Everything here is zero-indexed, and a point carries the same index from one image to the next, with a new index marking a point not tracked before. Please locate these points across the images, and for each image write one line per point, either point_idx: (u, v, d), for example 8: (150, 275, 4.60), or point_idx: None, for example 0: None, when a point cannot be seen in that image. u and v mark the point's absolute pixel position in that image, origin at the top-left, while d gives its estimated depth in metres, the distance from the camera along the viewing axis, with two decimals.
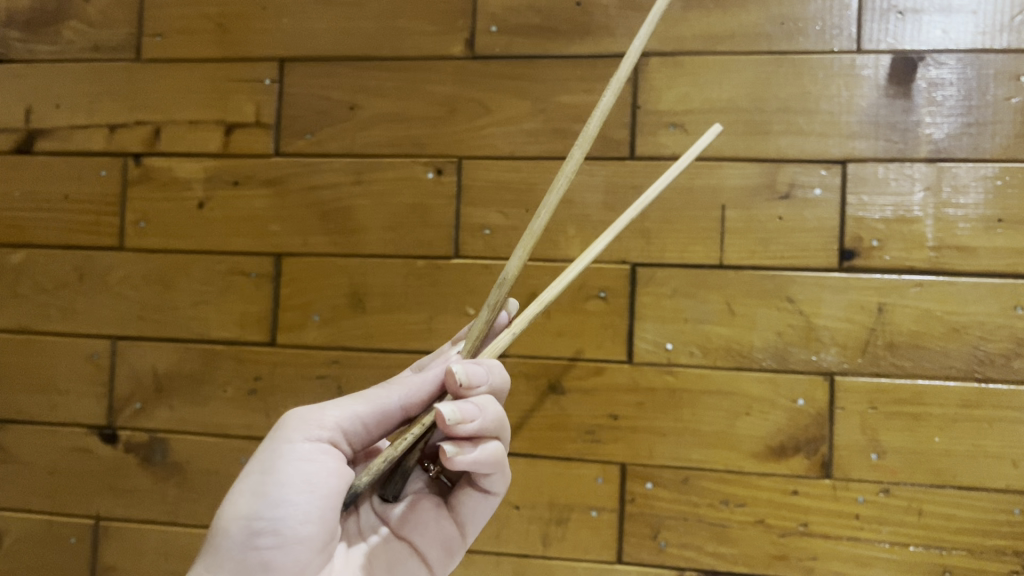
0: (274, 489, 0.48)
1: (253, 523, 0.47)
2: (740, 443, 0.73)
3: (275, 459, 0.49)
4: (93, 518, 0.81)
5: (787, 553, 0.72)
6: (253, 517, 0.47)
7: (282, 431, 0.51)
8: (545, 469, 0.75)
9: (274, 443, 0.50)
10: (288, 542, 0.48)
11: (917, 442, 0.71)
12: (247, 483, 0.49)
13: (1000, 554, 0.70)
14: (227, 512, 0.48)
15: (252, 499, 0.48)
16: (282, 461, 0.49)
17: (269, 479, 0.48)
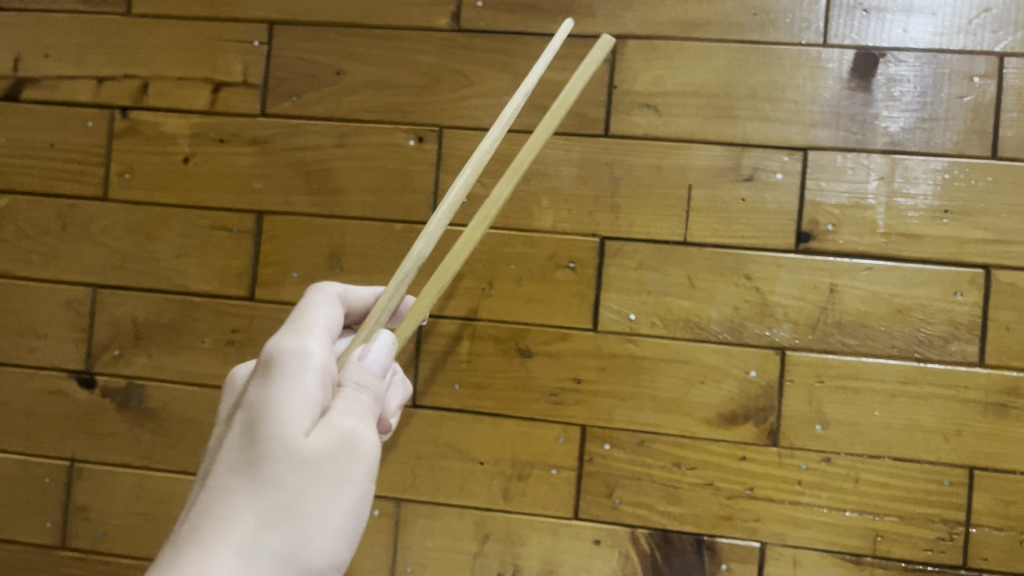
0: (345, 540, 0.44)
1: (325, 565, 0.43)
2: (694, 409, 0.77)
3: (359, 503, 0.44)
4: (67, 460, 0.83)
5: (732, 514, 0.76)
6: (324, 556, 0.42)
7: (365, 465, 0.44)
8: (509, 428, 0.79)
9: (360, 479, 0.44)
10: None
11: (858, 414, 0.76)
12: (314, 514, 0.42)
13: (929, 522, 0.74)
14: (303, 552, 0.41)
15: (329, 544, 0.43)
16: (360, 510, 0.44)
17: (347, 527, 0.44)
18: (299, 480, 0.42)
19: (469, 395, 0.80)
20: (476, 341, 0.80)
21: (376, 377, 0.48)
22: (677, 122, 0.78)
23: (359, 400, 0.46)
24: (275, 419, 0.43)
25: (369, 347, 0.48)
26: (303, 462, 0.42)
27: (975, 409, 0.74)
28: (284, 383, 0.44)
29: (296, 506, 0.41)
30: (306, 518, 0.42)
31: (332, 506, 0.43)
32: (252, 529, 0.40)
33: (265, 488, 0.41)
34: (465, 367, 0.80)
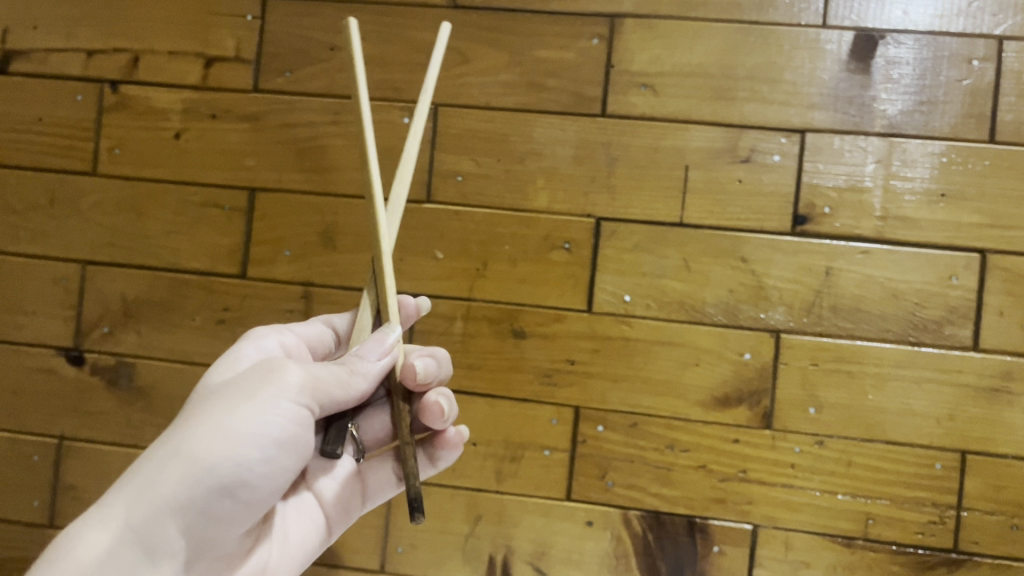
0: (257, 448, 0.48)
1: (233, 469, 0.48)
2: (687, 391, 0.77)
3: (267, 415, 0.49)
4: (56, 438, 0.82)
5: (725, 497, 0.76)
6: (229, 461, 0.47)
7: (274, 386, 0.50)
8: (502, 410, 0.79)
9: (264, 394, 0.49)
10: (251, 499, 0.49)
11: (852, 398, 0.75)
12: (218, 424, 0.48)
13: (921, 505, 0.75)
14: (198, 454, 0.47)
15: (232, 448, 0.48)
16: (272, 422, 0.49)
17: (255, 436, 0.48)
18: (195, 406, 0.49)
19: (462, 376, 0.79)
20: (469, 322, 0.79)
21: (371, 360, 0.52)
22: (674, 103, 0.77)
23: (326, 366, 0.51)
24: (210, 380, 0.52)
25: (372, 338, 0.53)
26: (204, 394, 0.50)
27: (968, 393, 0.74)
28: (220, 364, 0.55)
29: (190, 421, 0.48)
30: (208, 429, 0.48)
31: (230, 416, 0.48)
32: (151, 445, 0.48)
33: (182, 418, 0.49)
34: (458, 348, 0.79)
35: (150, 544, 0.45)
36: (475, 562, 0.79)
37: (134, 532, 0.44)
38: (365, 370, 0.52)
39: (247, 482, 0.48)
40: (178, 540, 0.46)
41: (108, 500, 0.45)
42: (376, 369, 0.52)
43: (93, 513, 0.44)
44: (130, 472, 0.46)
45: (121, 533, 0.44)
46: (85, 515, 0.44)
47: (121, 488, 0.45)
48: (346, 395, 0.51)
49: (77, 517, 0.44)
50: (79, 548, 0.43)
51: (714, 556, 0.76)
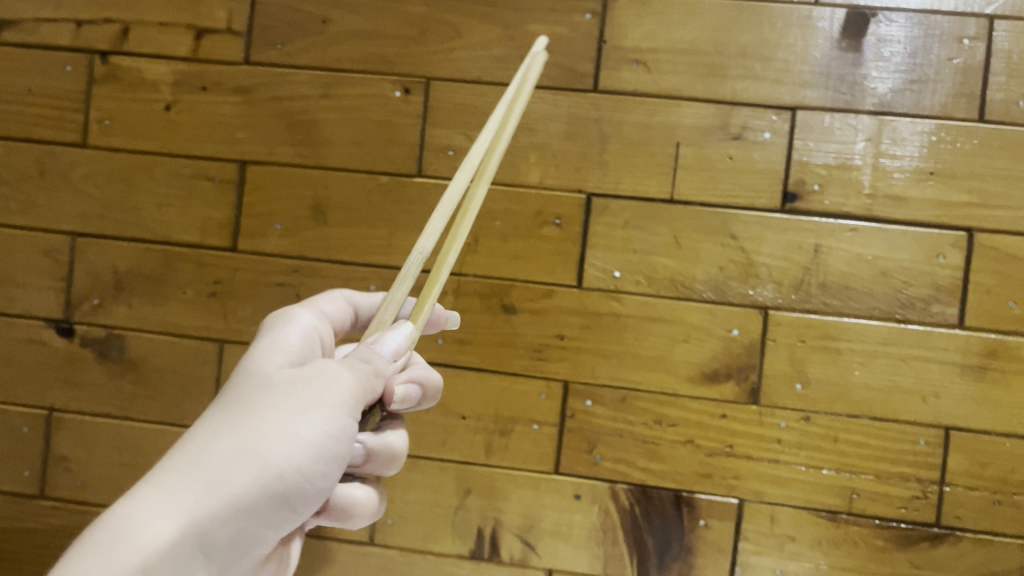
0: (317, 460, 0.44)
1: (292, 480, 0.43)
2: (676, 367, 0.77)
3: (336, 428, 0.44)
4: (46, 410, 0.82)
5: (712, 471, 0.77)
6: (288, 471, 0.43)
7: (337, 391, 0.45)
8: (492, 384, 0.79)
9: (328, 399, 0.44)
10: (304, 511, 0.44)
11: (838, 374, 0.76)
12: (278, 427, 0.43)
13: (905, 481, 0.75)
14: (269, 460, 0.42)
15: (294, 455, 0.43)
16: (337, 437, 0.44)
17: (316, 446, 0.43)
18: (261, 398, 0.44)
19: (453, 350, 0.79)
20: (460, 297, 0.79)
21: (388, 361, 0.48)
22: (666, 79, 0.78)
23: (353, 361, 0.46)
24: (254, 363, 0.47)
25: (388, 334, 0.49)
26: (268, 385, 0.45)
27: (954, 370, 0.75)
28: (260, 342, 0.49)
29: (261, 416, 0.43)
30: (270, 429, 0.43)
31: (302, 424, 0.43)
32: (214, 434, 0.42)
33: (233, 408, 0.44)
34: None
35: (207, 548, 0.40)
36: (464, 535, 0.79)
37: (195, 531, 0.40)
38: (383, 372, 0.47)
39: (304, 496, 0.44)
40: (230, 547, 0.41)
41: (170, 489, 0.40)
42: (388, 371, 0.48)
43: (150, 500, 0.39)
44: (193, 460, 0.41)
45: (183, 533, 0.39)
46: (146, 500, 0.39)
47: (186, 477, 0.40)
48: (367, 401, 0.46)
49: (134, 501, 0.39)
50: (141, 540, 0.38)
51: (700, 530, 0.77)
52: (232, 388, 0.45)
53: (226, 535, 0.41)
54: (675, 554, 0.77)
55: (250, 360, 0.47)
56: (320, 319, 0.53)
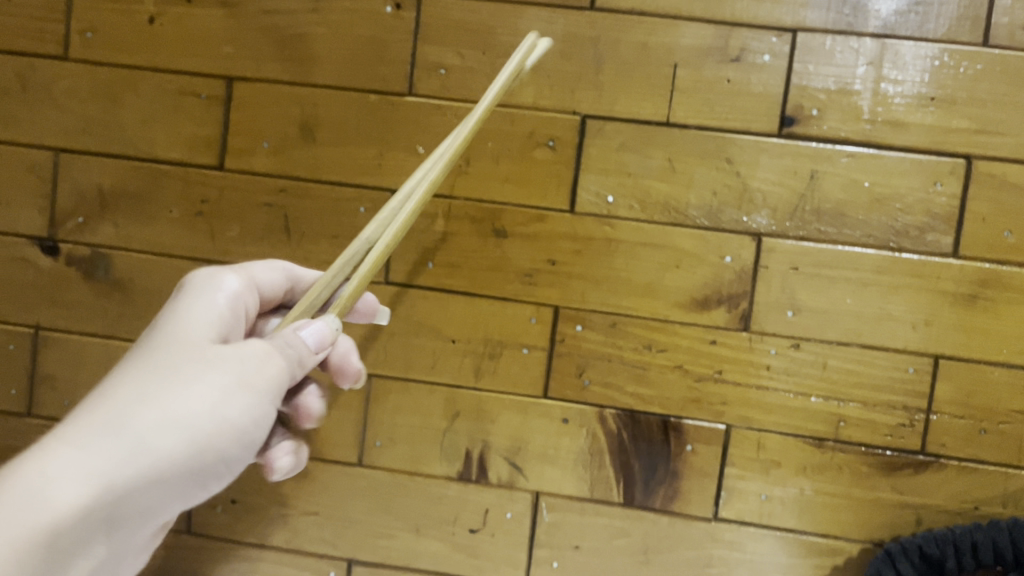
0: (236, 442, 0.45)
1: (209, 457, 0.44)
2: (668, 293, 0.77)
3: (259, 414, 0.46)
4: (32, 328, 0.82)
5: (700, 397, 0.77)
6: (208, 449, 0.44)
7: (264, 377, 0.46)
8: (482, 308, 0.79)
9: (254, 385, 0.45)
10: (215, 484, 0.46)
11: (829, 302, 0.76)
12: (203, 406, 0.44)
13: (892, 408, 0.76)
14: (191, 436, 0.43)
15: (217, 436, 0.44)
16: (258, 419, 0.46)
17: (238, 428, 0.45)
18: (188, 370, 0.45)
19: (443, 274, 0.79)
20: (450, 220, 0.78)
21: (312, 353, 0.49)
22: None
23: (278, 345, 0.47)
24: (182, 329, 0.47)
25: (316, 321, 0.49)
26: (201, 355, 0.45)
27: (945, 299, 0.75)
28: (190, 305, 0.48)
29: (188, 388, 0.44)
30: (195, 404, 0.44)
31: (228, 402, 0.44)
32: (135, 401, 0.43)
33: (158, 374, 0.44)
34: (439, 246, 0.79)
35: (114, 515, 0.42)
36: (452, 458, 0.80)
37: (106, 500, 0.41)
38: (305, 361, 0.48)
39: (220, 470, 0.46)
40: (139, 515, 0.43)
41: (88, 454, 0.41)
42: (311, 361, 0.49)
43: (62, 464, 0.40)
44: (114, 426, 0.42)
45: (94, 499, 0.40)
46: (63, 464, 0.40)
47: (105, 444, 0.41)
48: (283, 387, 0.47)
49: (49, 463, 0.40)
50: (52, 505, 0.39)
51: (687, 454, 0.77)
52: (159, 352, 0.45)
53: (137, 505, 0.42)
54: (661, 478, 0.78)
55: (183, 321, 0.48)
56: (249, 289, 0.52)
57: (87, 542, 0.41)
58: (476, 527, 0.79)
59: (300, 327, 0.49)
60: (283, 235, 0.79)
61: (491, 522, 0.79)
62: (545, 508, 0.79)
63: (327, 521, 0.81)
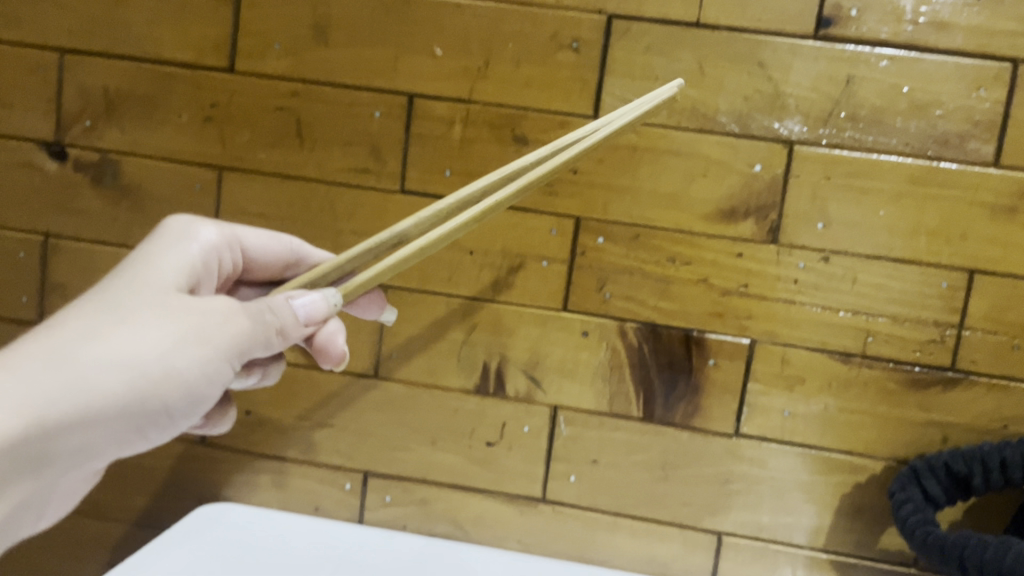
0: (179, 393, 0.46)
1: (150, 404, 0.45)
2: (694, 203, 0.74)
3: (208, 369, 0.47)
4: (41, 235, 0.80)
5: (724, 311, 0.75)
6: (151, 396, 0.45)
7: (223, 335, 0.47)
8: (501, 219, 0.76)
9: (209, 339, 0.47)
10: (149, 435, 0.47)
11: (862, 214, 0.73)
12: (153, 351, 0.45)
13: (923, 324, 0.73)
14: (137, 379, 0.44)
15: (160, 383, 0.45)
16: (208, 375, 0.47)
17: (183, 378, 0.46)
18: (141, 314, 0.46)
19: (460, 183, 0.76)
20: (469, 126, 0.75)
21: (298, 324, 0.51)
22: None
23: (261, 311, 0.50)
24: (140, 276, 0.48)
25: (314, 295, 0.52)
26: (156, 302, 0.47)
27: (984, 211, 0.72)
28: (158, 254, 0.50)
29: (139, 331, 0.45)
30: (146, 347, 0.45)
31: (180, 353, 0.45)
32: (82, 338, 0.43)
33: (109, 314, 0.45)
34: (457, 154, 0.76)
35: (47, 448, 0.41)
36: (468, 371, 0.78)
37: (41, 431, 0.40)
38: (288, 332, 0.51)
39: (160, 420, 0.46)
40: (67, 453, 0.42)
41: (29, 383, 0.40)
42: (296, 334, 0.51)
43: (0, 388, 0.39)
44: (56, 360, 0.42)
45: (30, 427, 0.39)
46: (9, 388, 0.39)
47: (49, 373, 0.41)
48: (255, 351, 0.50)
49: None
50: None
51: (709, 369, 0.76)
52: (113, 294, 0.46)
53: (72, 440, 0.42)
54: (682, 394, 0.76)
55: (150, 269, 0.49)
56: (226, 244, 0.55)
57: (12, 475, 0.40)
58: (493, 440, 0.78)
59: (292, 296, 0.51)
60: (296, 142, 0.77)
61: (508, 436, 0.78)
62: (563, 422, 0.78)
63: (342, 433, 0.80)
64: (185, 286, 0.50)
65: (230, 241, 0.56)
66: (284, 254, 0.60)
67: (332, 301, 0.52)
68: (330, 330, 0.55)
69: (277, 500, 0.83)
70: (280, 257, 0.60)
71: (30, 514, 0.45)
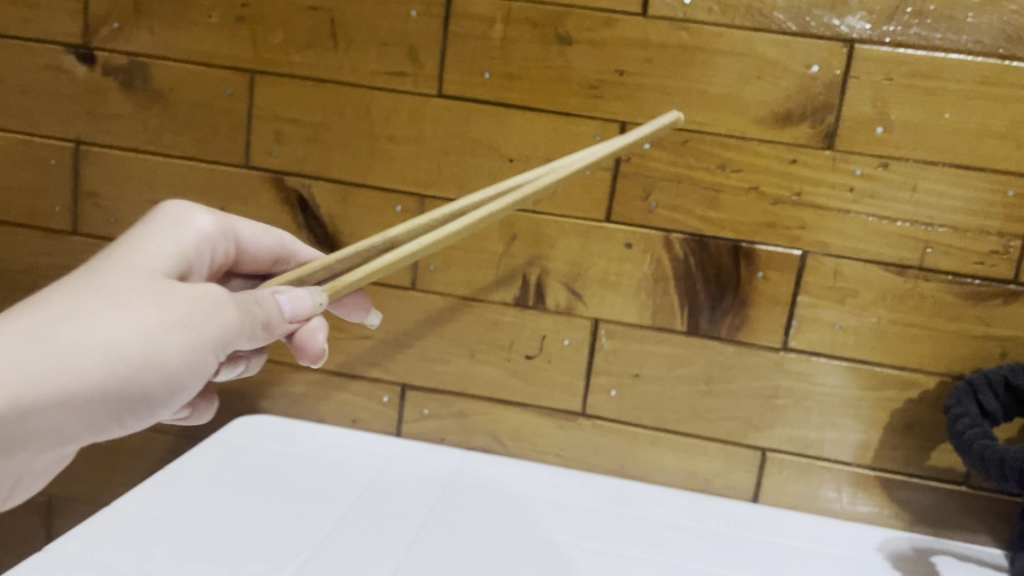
0: (158, 383, 0.43)
1: (126, 394, 0.42)
2: (745, 107, 0.71)
3: (191, 358, 0.44)
4: (72, 143, 0.79)
5: (775, 221, 0.72)
6: (128, 386, 0.42)
7: (208, 326, 0.44)
8: (542, 125, 0.73)
9: (193, 329, 0.44)
10: (127, 422, 0.44)
11: (925, 118, 0.69)
12: (135, 338, 0.42)
13: (985, 235, 0.70)
14: (115, 365, 0.41)
15: (140, 372, 0.42)
16: (191, 366, 0.44)
17: (165, 368, 0.43)
18: (127, 295, 0.43)
19: (501, 87, 0.73)
20: (510, 26, 0.72)
21: (283, 319, 0.48)
22: None
23: (248, 303, 0.47)
24: (131, 259, 0.46)
25: (301, 293, 0.49)
26: (143, 285, 0.44)
27: None
28: (152, 239, 0.48)
29: (123, 315, 0.42)
30: (129, 331, 0.42)
31: (165, 340, 0.43)
32: (65, 315, 0.41)
33: (97, 292, 0.43)
34: (497, 56, 0.72)
35: (18, 425, 0.39)
36: (508, 283, 0.76)
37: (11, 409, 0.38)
38: (272, 325, 0.48)
39: (138, 407, 0.44)
40: (39, 433, 0.40)
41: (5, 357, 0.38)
42: (279, 328, 0.48)
43: None
44: (36, 337, 0.40)
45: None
46: None
47: (27, 350, 0.39)
48: (239, 343, 0.46)
49: None
50: None
51: (757, 282, 0.73)
52: (102, 272, 0.44)
53: (43, 421, 0.40)
54: (728, 306, 0.74)
55: (141, 253, 0.47)
56: (221, 234, 0.54)
57: None
58: (532, 353, 0.77)
59: (280, 291, 0.49)
60: (330, 44, 0.74)
61: (548, 349, 0.77)
62: (604, 336, 0.76)
63: (379, 345, 0.80)
64: (174, 273, 0.48)
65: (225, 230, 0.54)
66: (274, 247, 0.59)
67: (317, 300, 0.49)
68: (309, 327, 0.53)
69: (315, 413, 0.82)
70: (270, 251, 0.59)
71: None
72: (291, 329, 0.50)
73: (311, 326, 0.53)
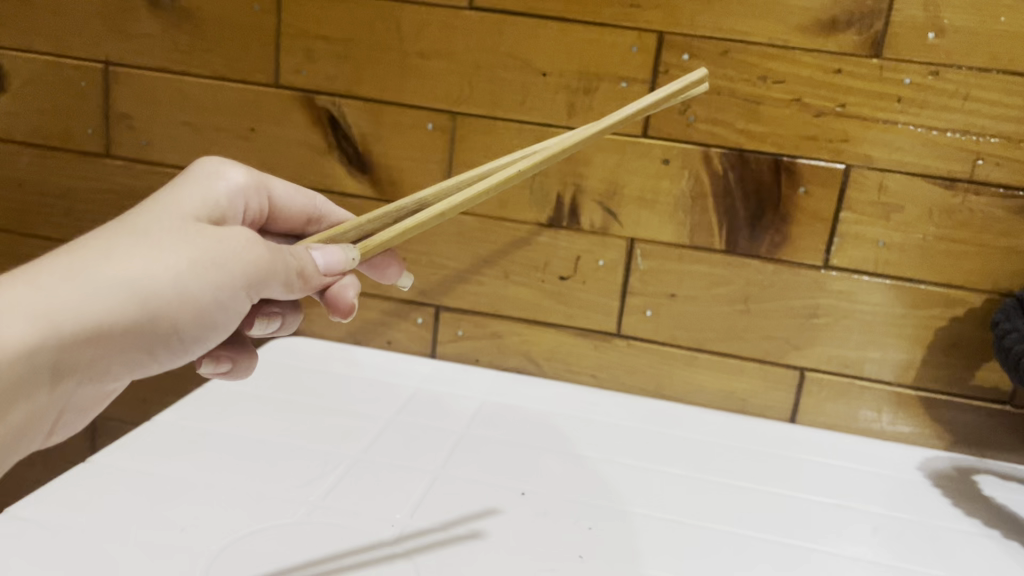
0: (191, 318, 0.43)
1: (162, 330, 0.42)
2: (789, 14, 0.68)
3: (224, 294, 0.43)
4: (102, 64, 0.78)
5: (818, 133, 0.70)
6: (163, 322, 0.42)
7: (239, 263, 0.43)
8: (577, 36, 0.71)
9: (224, 266, 0.43)
10: (165, 358, 0.44)
11: (980, 22, 0.65)
12: (166, 274, 0.41)
13: None
14: (147, 301, 0.41)
15: (173, 308, 0.42)
16: (221, 301, 0.43)
17: (198, 304, 0.42)
18: (158, 234, 0.42)
19: None
20: None
21: (318, 272, 0.48)
22: None
23: (281, 251, 0.46)
24: (164, 204, 0.45)
25: (334, 249, 0.48)
26: (174, 225, 0.43)
27: None
28: (184, 189, 0.47)
29: (154, 251, 0.41)
30: (160, 269, 0.41)
31: (196, 276, 0.42)
32: (97, 252, 0.41)
33: (130, 231, 0.42)
34: None
35: (58, 360, 0.39)
36: (542, 202, 0.75)
37: (48, 343, 0.38)
38: (308, 275, 0.47)
39: (174, 342, 0.43)
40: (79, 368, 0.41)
41: (41, 293, 0.38)
42: (314, 280, 0.48)
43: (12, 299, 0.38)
44: (69, 272, 0.40)
45: (36, 340, 0.38)
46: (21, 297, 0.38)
47: (62, 285, 0.39)
48: (274, 289, 0.46)
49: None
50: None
51: (799, 197, 0.71)
52: (135, 215, 0.44)
53: (82, 356, 0.40)
54: (768, 223, 0.72)
55: (175, 198, 0.46)
56: (256, 189, 0.52)
57: (25, 384, 0.39)
58: (567, 274, 0.76)
59: (313, 248, 0.48)
60: None
61: (583, 269, 0.76)
62: (640, 256, 0.75)
63: (413, 267, 0.79)
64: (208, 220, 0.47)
65: (261, 186, 0.53)
66: (307, 210, 0.57)
67: (351, 256, 0.49)
68: (343, 283, 0.50)
69: (351, 334, 0.83)
70: (305, 213, 0.57)
71: (31, 433, 0.43)
72: (327, 285, 0.49)
73: (344, 282, 0.50)
